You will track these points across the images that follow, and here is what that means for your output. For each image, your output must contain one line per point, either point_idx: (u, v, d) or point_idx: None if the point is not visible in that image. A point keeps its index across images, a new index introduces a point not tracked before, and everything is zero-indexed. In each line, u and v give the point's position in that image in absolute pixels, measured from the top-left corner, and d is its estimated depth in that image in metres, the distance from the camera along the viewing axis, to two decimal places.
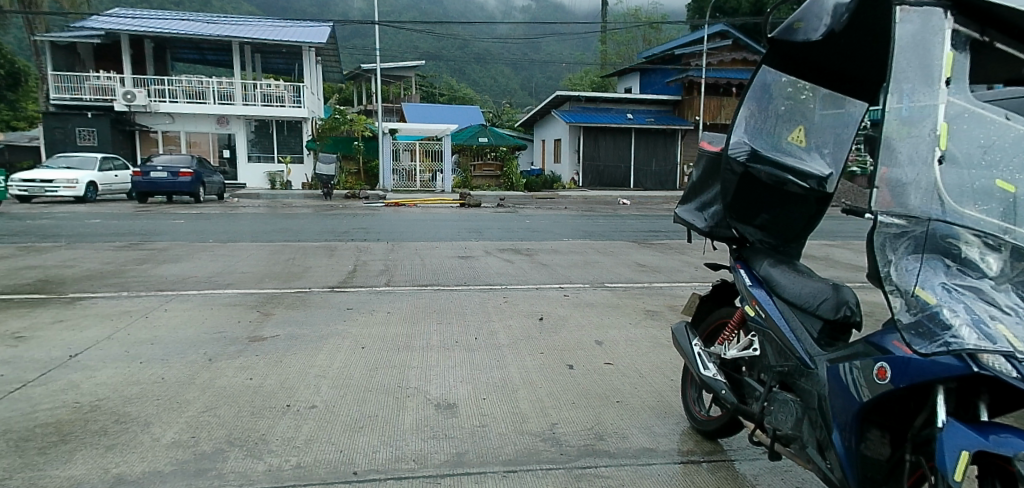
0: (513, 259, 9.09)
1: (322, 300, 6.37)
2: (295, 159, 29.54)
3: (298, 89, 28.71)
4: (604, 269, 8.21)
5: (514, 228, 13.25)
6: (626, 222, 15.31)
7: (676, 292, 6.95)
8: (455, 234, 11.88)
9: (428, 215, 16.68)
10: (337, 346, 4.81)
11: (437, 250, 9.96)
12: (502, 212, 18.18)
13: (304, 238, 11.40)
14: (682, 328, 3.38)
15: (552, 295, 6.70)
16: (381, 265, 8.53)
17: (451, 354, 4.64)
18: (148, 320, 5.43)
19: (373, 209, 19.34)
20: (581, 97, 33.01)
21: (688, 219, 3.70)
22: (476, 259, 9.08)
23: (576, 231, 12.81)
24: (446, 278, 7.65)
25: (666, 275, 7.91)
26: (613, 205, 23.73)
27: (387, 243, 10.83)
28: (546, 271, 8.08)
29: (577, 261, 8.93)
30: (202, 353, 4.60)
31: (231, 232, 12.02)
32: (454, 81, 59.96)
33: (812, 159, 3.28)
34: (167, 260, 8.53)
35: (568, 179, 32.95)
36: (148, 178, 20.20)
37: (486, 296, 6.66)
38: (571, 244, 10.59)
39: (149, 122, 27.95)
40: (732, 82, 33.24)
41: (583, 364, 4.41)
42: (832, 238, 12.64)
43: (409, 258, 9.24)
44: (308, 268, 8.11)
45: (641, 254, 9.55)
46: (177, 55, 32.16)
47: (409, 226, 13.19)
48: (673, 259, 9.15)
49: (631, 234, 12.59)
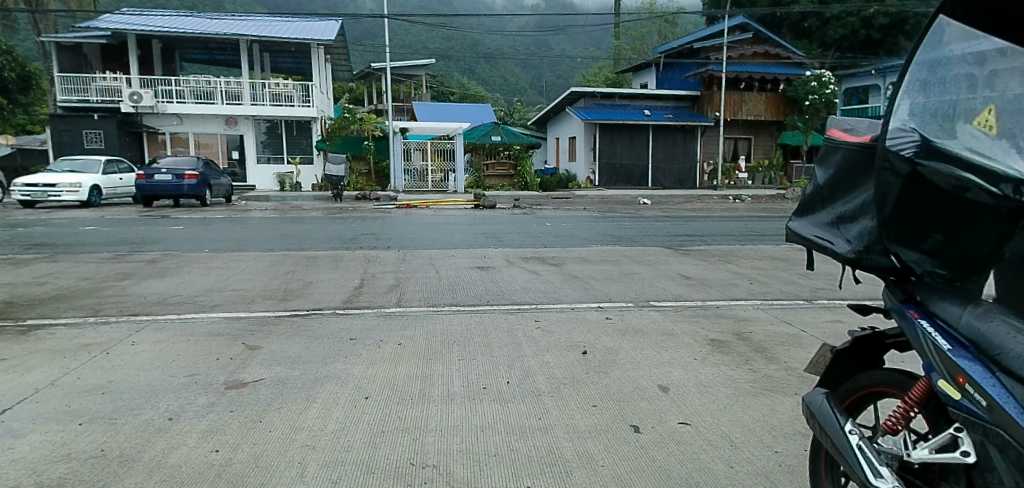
0: (539, 270, 8.05)
1: (321, 327, 5.36)
2: (304, 160, 28.70)
3: (306, 88, 27.87)
4: (646, 283, 7.14)
5: (535, 232, 12.22)
6: (654, 225, 14.18)
7: (738, 313, 5.88)
8: (471, 240, 10.86)
9: (442, 218, 15.66)
10: (333, 397, 3.80)
11: (454, 260, 8.94)
12: (518, 214, 17.15)
13: (309, 246, 10.43)
14: (821, 401, 2.42)
15: (593, 318, 5.66)
16: (393, 279, 7.51)
17: (479, 410, 3.62)
18: (108, 358, 4.45)
19: (384, 212, 18.39)
20: (597, 93, 31.76)
21: (819, 235, 2.61)
22: (498, 271, 8.03)
23: (603, 236, 11.71)
24: (467, 295, 6.65)
25: (719, 291, 6.83)
26: (635, 205, 22.69)
27: (399, 251, 9.83)
28: (580, 286, 7.03)
29: (610, 272, 7.87)
30: (163, 409, 3.61)
31: (231, 240, 11.10)
32: (465, 79, 58.89)
33: (1010, 151, 2.05)
34: (155, 275, 7.59)
35: (584, 178, 31.49)
36: (152, 180, 19.41)
37: (514, 320, 5.64)
38: (601, 251, 9.52)
39: (156, 123, 27.23)
40: (755, 77, 32.40)
41: (651, 426, 3.40)
42: None
43: (426, 269, 8.23)
44: (313, 284, 7.14)
45: (683, 263, 8.49)
46: (185, 55, 31.49)
47: (421, 232, 12.17)
48: (720, 270, 8.08)
49: (663, 238, 11.51)
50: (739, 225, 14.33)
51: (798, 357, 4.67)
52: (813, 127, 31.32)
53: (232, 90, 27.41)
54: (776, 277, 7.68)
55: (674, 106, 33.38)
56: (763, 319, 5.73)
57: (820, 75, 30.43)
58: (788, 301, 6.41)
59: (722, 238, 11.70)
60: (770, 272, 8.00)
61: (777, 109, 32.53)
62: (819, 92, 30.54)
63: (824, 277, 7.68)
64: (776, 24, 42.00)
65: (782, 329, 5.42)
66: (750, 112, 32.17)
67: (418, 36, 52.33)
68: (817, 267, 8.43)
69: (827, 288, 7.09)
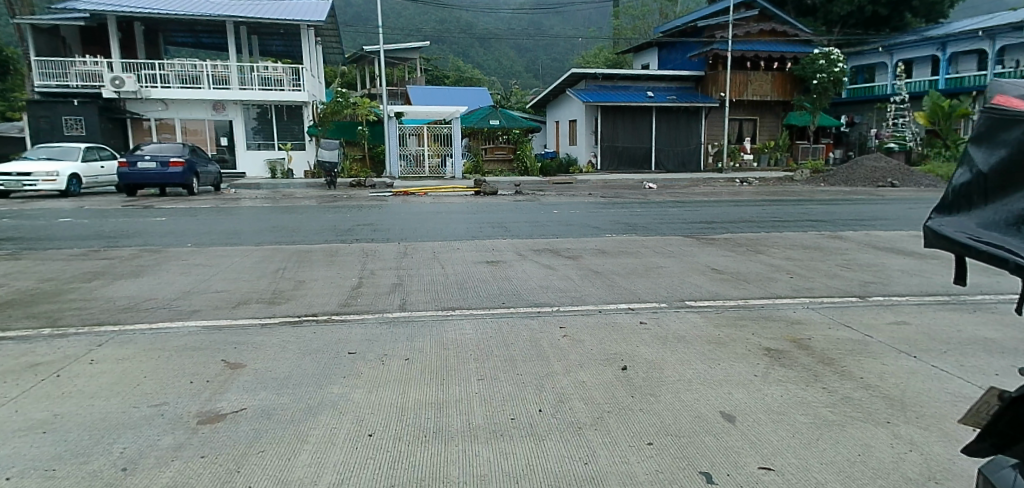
0: (554, 265, 7.37)
1: (314, 339, 4.63)
2: (296, 146, 27.78)
3: (297, 71, 26.80)
4: (674, 279, 6.44)
5: (543, 221, 11.51)
6: (667, 211, 13.46)
7: (787, 315, 5.22)
8: (476, 231, 10.16)
9: (440, 206, 14.91)
10: (330, 436, 3.06)
11: (460, 253, 8.25)
12: (520, 201, 16.44)
13: (301, 238, 9.69)
14: (1011, 475, 1.68)
15: (624, 323, 4.97)
16: (393, 277, 6.77)
17: (515, 454, 2.88)
18: (56, 385, 3.69)
19: (380, 200, 17.64)
20: (598, 74, 30.87)
21: (994, 240, 1.87)
22: (509, 266, 7.33)
23: (615, 224, 11.00)
24: (479, 295, 5.94)
25: (758, 288, 6.15)
26: (639, 190, 22.07)
27: (398, 243, 9.12)
28: (605, 284, 6.30)
29: (633, 266, 7.18)
30: (115, 454, 2.86)
31: (218, 232, 10.37)
32: (459, 61, 57.68)
33: None
34: (127, 275, 6.81)
35: (585, 162, 30.71)
36: (135, 169, 18.54)
37: (538, 326, 4.94)
38: (616, 241, 8.85)
39: (140, 109, 26.30)
40: (760, 56, 31.56)
41: (732, 476, 2.68)
42: (916, 226, 10.84)
43: (431, 265, 7.50)
44: (306, 284, 6.41)
45: (710, 255, 7.80)
46: (170, 38, 30.40)
47: (420, 222, 11.46)
48: (753, 262, 7.42)
49: (680, 225, 10.82)
50: (755, 211, 13.64)
51: (873, 371, 4.02)
52: (821, 106, 30.94)
53: (220, 75, 26.40)
54: (816, 270, 7.05)
55: (676, 87, 32.55)
56: (817, 322, 5.06)
57: (829, 52, 29.95)
58: (839, 299, 5.76)
59: (742, 224, 11.03)
60: (806, 265, 7.35)
61: (785, 89, 31.77)
62: (828, 70, 29.88)
63: (867, 270, 7.05)
64: (778, 2, 41.04)
65: (842, 335, 4.75)
66: (755, 92, 31.35)
67: (411, 18, 51.06)
68: (854, 258, 7.79)
69: (875, 282, 6.44)
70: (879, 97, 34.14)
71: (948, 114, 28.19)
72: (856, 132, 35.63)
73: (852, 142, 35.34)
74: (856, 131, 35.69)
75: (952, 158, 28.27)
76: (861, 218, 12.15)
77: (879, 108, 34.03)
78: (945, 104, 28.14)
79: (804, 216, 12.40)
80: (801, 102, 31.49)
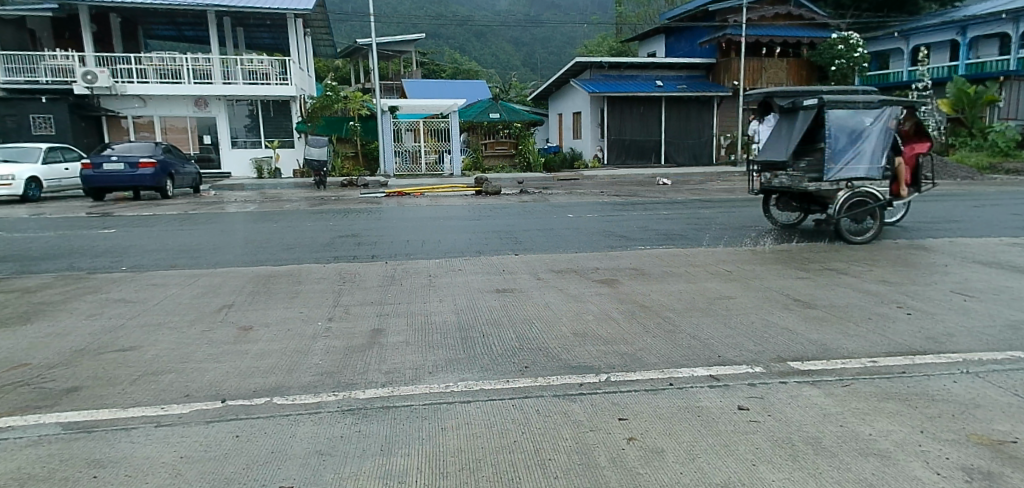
0: (585, 295, 5.62)
1: (229, 456, 2.86)
2: (284, 143, 25.97)
3: (284, 64, 24.98)
4: (755, 323, 4.69)
5: (557, 228, 9.80)
6: (698, 213, 11.75)
7: (951, 392, 3.49)
8: (479, 244, 8.45)
9: (438, 210, 13.20)
10: None
11: (463, 277, 6.51)
12: (527, 202, 14.74)
13: (267, 256, 7.94)
14: None
15: (717, 411, 3.24)
16: (375, 319, 5.02)
17: None
18: None
19: (372, 202, 15.98)
20: (604, 63, 29.00)
21: None
22: (525, 298, 5.61)
23: (647, 234, 9.29)
24: (491, 353, 4.17)
25: (876, 335, 4.43)
26: (652, 186, 20.54)
27: (385, 263, 7.39)
28: (662, 330, 4.56)
29: (690, 297, 5.45)
30: None
31: (171, 247, 8.63)
32: (456, 54, 55.70)
33: None
34: (10, 322, 5.00)
35: (590, 156, 28.88)
36: (100, 170, 16.74)
37: (584, 417, 3.19)
38: (653, 258, 7.15)
39: (117, 106, 24.29)
40: (776, 41, 29.74)
41: None
42: (1002, 230, 9.13)
43: (426, 296, 5.76)
44: (254, 334, 4.65)
45: (783, 279, 6.09)
46: (149, 31, 28.56)
47: (414, 232, 9.76)
48: (841, 290, 5.70)
49: (720, 233, 9.13)
50: None
51: None
52: None
53: (201, 69, 24.71)
54: (933, 301, 5.31)
55: (686, 76, 30.72)
56: (1003, 406, 3.32)
57: (847, 37, 28.32)
58: (1005, 356, 4.01)
59: (795, 230, 9.32)
60: (911, 291, 5.64)
61: (800, 76, 30.06)
62: (847, 56, 28.22)
63: (1003, 300, 5.29)
64: None
65: None
66: (771, 80, 29.65)
67: (405, 9, 49.10)
68: (968, 280, 6.05)
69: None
70: (898, 84, 31.97)
71: (974, 101, 26.65)
72: None
73: None
74: None
75: (980, 147, 26.47)
76: (928, 219, 10.46)
77: (897, 96, 31.87)
78: (971, 90, 26.51)
79: None
80: (818, 91, 29.42)
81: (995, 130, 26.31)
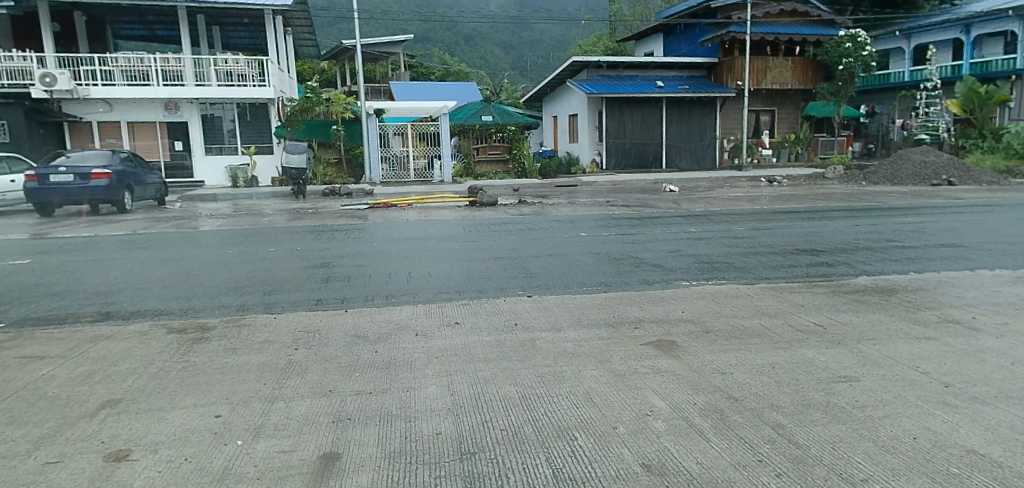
0: (635, 375, 3.90)
1: None
2: (261, 149, 24.05)
3: (263, 64, 23.10)
4: (924, 443, 2.99)
5: (571, 253, 8.10)
6: (733, 229, 10.09)
7: None
8: (478, 279, 6.71)
9: (427, 227, 11.46)
10: None
11: (461, 340, 4.74)
12: (528, 216, 13.06)
13: (203, 302, 6.10)
14: None
15: None
16: (327, 433, 3.23)
17: None
18: None
19: (355, 216, 14.24)
20: (602, 62, 27.39)
21: None
22: (548, 378, 3.92)
23: (682, 259, 7.57)
24: None
25: None
26: (658, 193, 19.06)
27: (356, 313, 5.59)
28: (788, 462, 2.81)
29: (795, 382, 3.73)
30: None
31: (83, 288, 6.77)
32: (445, 56, 53.93)
33: None
34: None
35: (588, 160, 27.24)
36: (46, 182, 14.81)
37: None
38: (708, 304, 5.46)
39: (79, 111, 22.21)
40: (781, 38, 28.06)
41: None
42: None
43: (407, 378, 3.98)
44: (123, 475, 2.82)
45: (903, 342, 4.40)
46: (118, 30, 26.52)
47: (396, 261, 8.02)
48: (997, 362, 4.00)
49: (773, 259, 7.46)
50: (845, 225, 10.29)
51: None
52: (846, 94, 27.17)
53: (172, 70, 22.76)
54: None
55: (687, 76, 29.26)
56: None
57: (856, 35, 26.72)
58: None
59: (860, 256, 7.66)
60: None
61: (805, 76, 28.65)
62: (854, 55, 26.52)
63: None
64: None
65: None
66: (775, 80, 28.28)
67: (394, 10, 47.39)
68: None
69: None
70: (902, 84, 30.92)
71: (984, 101, 25.18)
72: (876, 123, 32.43)
73: (872, 135, 32.08)
74: (876, 121, 32.48)
75: (993, 149, 25.05)
76: (1005, 237, 8.87)
77: (903, 96, 30.76)
78: (982, 89, 24.99)
79: (927, 236, 9.07)
80: (824, 91, 27.86)
81: (1009, 132, 24.59)
